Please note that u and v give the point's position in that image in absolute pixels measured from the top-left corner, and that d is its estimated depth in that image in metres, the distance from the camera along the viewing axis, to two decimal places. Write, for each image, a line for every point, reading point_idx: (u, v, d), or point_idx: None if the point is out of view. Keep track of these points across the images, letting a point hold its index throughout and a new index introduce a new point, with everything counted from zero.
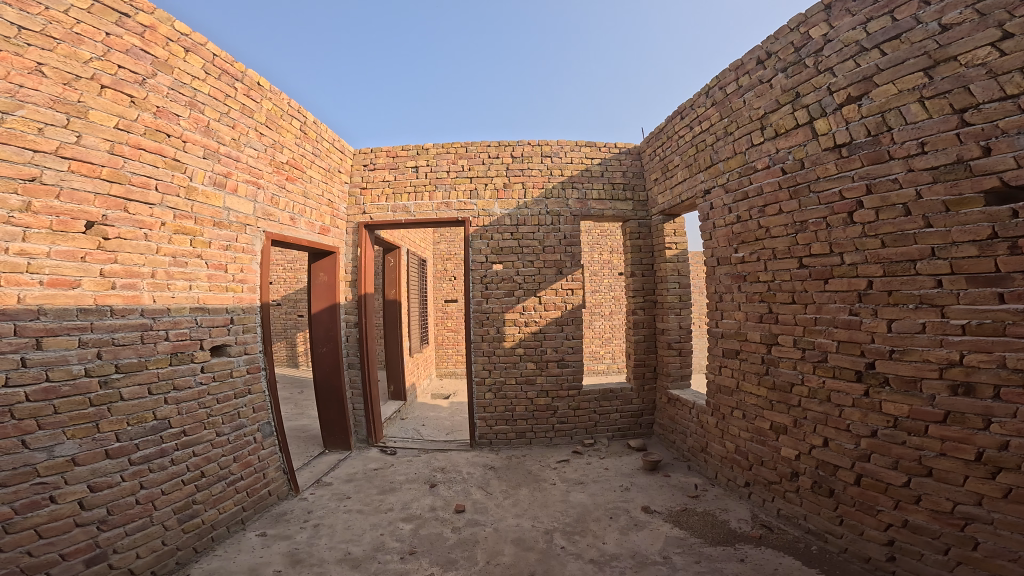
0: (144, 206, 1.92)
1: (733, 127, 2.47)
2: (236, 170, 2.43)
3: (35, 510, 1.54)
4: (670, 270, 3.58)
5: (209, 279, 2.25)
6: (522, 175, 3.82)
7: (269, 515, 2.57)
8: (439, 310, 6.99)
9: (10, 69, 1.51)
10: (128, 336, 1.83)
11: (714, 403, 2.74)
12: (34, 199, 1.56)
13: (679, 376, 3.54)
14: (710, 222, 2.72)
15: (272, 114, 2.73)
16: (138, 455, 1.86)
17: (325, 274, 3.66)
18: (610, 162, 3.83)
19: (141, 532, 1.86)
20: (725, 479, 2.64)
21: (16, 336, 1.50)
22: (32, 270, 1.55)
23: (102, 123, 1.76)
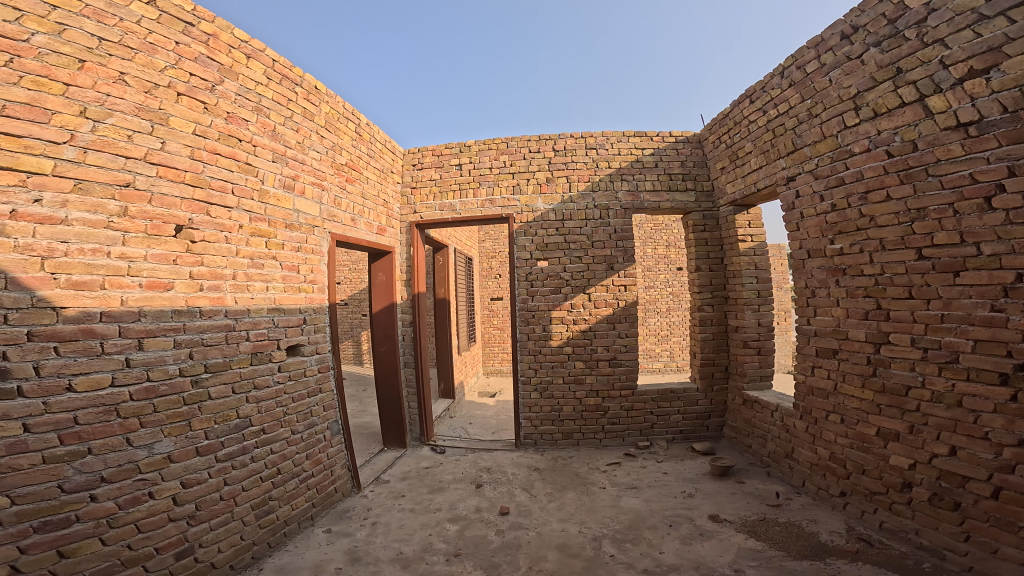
0: (222, 210, 1.96)
1: (819, 109, 2.30)
2: (302, 173, 2.47)
3: (137, 505, 1.60)
4: (745, 264, 3.39)
5: (284, 281, 2.29)
6: (566, 169, 3.73)
7: (334, 512, 2.60)
8: (485, 308, 7.02)
9: (96, 79, 1.55)
10: (215, 337, 1.89)
11: (805, 406, 2.56)
12: (130, 205, 1.62)
13: (756, 376, 3.35)
14: (797, 211, 2.55)
15: (330, 117, 2.76)
16: (223, 452, 1.91)
17: (383, 273, 3.71)
18: (665, 153, 3.67)
19: (223, 527, 1.91)
20: (815, 487, 2.47)
21: (120, 338, 1.56)
22: (132, 273, 1.61)
23: (182, 129, 1.81)
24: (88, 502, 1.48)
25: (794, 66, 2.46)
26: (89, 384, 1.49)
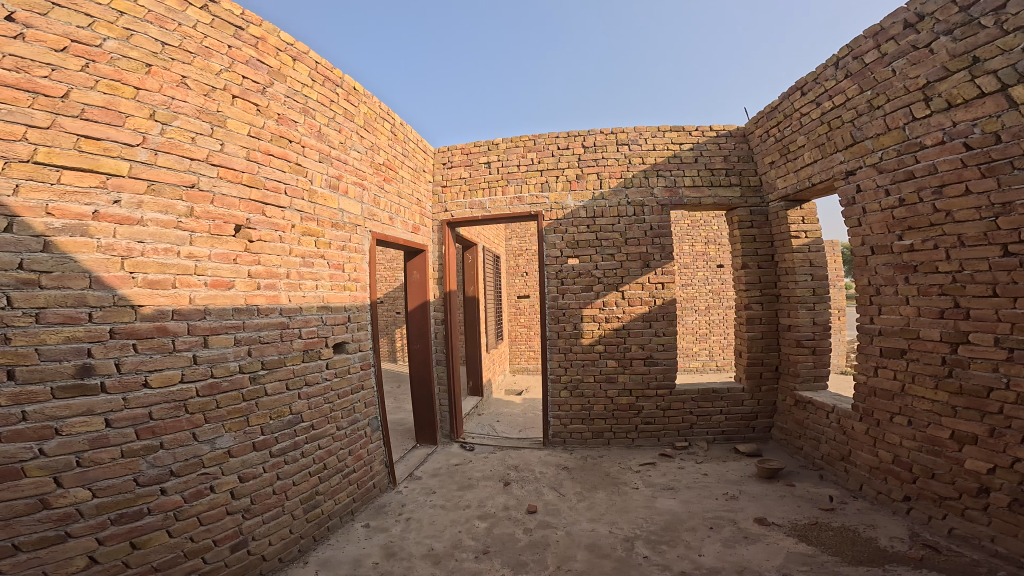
0: (276, 209, 2.07)
1: (881, 101, 2.24)
2: (346, 172, 2.53)
3: (199, 498, 1.67)
4: (799, 261, 3.30)
5: (330, 280, 2.37)
6: (596, 166, 3.68)
7: (372, 507, 2.64)
8: (512, 306, 7.06)
9: (162, 83, 1.63)
10: (270, 334, 1.98)
11: (865, 408, 2.50)
12: (195, 205, 1.72)
13: (809, 376, 3.27)
14: (857, 206, 2.48)
15: (368, 117, 2.81)
16: (276, 448, 1.99)
17: (418, 272, 3.75)
18: (705, 147, 3.61)
19: (274, 520, 1.96)
20: (875, 492, 2.41)
21: (189, 335, 1.67)
22: (198, 271, 1.72)
23: (238, 131, 1.89)
24: (158, 494, 1.56)
25: (849, 56, 2.40)
26: (162, 380, 1.59)
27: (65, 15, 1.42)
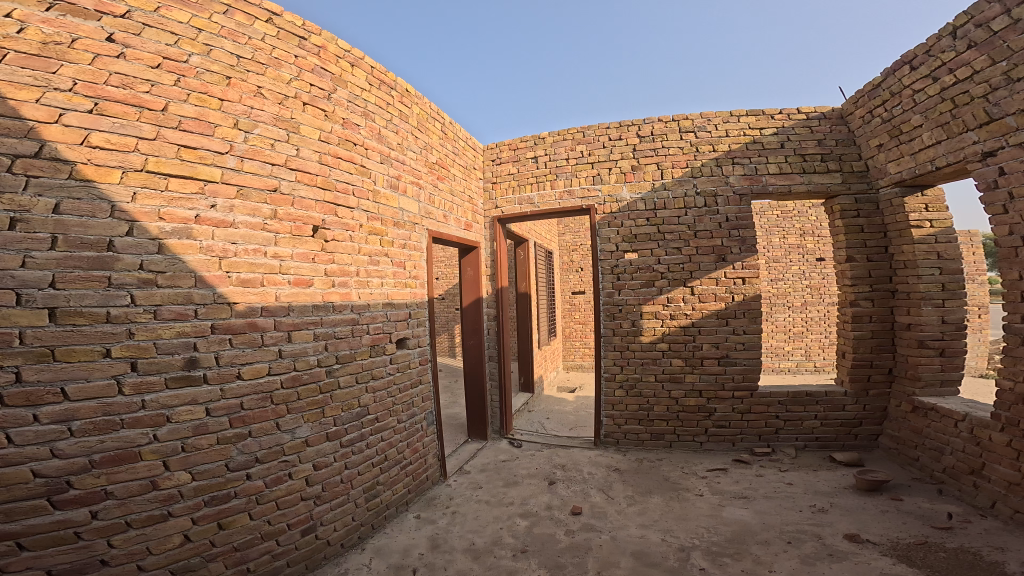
0: (346, 209, 2.90)
1: (1019, 74, 2.47)
2: (404, 173, 3.41)
3: (279, 484, 2.40)
4: (922, 253, 3.52)
5: (394, 274, 3.28)
6: (655, 156, 4.02)
7: (425, 498, 3.36)
8: (567, 302, 7.30)
9: (242, 93, 2.36)
10: (341, 328, 2.79)
11: (1009, 417, 2.75)
12: (278, 208, 2.48)
13: (935, 381, 3.47)
14: (1002, 188, 2.74)
15: (419, 117, 3.56)
16: (346, 439, 2.77)
17: (473, 268, 4.17)
18: (793, 130, 3.91)
19: (339, 507, 2.69)
20: (1009, 510, 2.65)
21: (275, 331, 2.43)
22: (284, 270, 2.50)
23: (309, 135, 2.66)
24: (246, 479, 2.28)
25: (972, 24, 2.67)
26: (252, 372, 2.32)
27: (154, 33, 2.07)
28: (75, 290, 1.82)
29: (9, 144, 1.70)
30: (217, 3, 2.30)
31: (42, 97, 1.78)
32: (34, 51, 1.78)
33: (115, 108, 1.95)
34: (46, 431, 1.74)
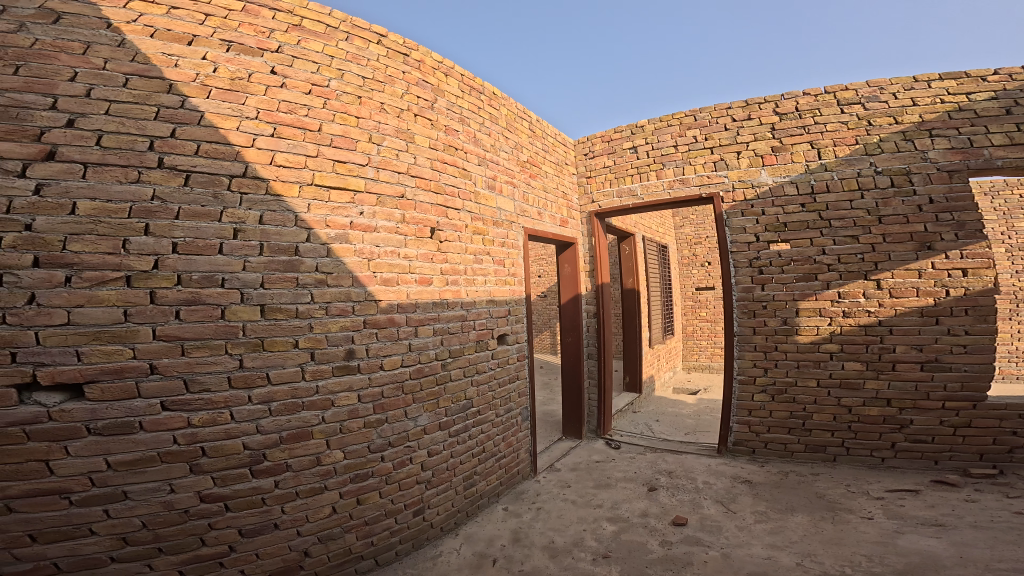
0: (454, 211, 3.45)
1: None
2: (498, 171, 3.93)
3: (402, 467, 2.93)
4: None
5: (497, 268, 3.83)
6: (803, 136, 3.93)
7: (514, 492, 3.77)
8: (691, 299, 8.34)
9: (371, 110, 2.97)
10: (451, 321, 3.33)
11: None
12: (406, 213, 3.08)
13: None
14: None
15: (509, 118, 4.14)
16: (453, 429, 3.27)
17: (568, 265, 4.85)
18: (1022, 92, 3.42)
19: (444, 496, 3.18)
20: None
21: (407, 327, 3.00)
22: (412, 270, 3.08)
23: (422, 144, 3.25)
24: (381, 461, 2.83)
25: None
26: (392, 363, 2.91)
27: (300, 63, 2.69)
28: (275, 290, 2.45)
29: (225, 166, 2.35)
30: (341, 33, 2.92)
31: (240, 125, 2.43)
32: (224, 87, 2.41)
33: (285, 129, 2.59)
34: (254, 410, 2.37)
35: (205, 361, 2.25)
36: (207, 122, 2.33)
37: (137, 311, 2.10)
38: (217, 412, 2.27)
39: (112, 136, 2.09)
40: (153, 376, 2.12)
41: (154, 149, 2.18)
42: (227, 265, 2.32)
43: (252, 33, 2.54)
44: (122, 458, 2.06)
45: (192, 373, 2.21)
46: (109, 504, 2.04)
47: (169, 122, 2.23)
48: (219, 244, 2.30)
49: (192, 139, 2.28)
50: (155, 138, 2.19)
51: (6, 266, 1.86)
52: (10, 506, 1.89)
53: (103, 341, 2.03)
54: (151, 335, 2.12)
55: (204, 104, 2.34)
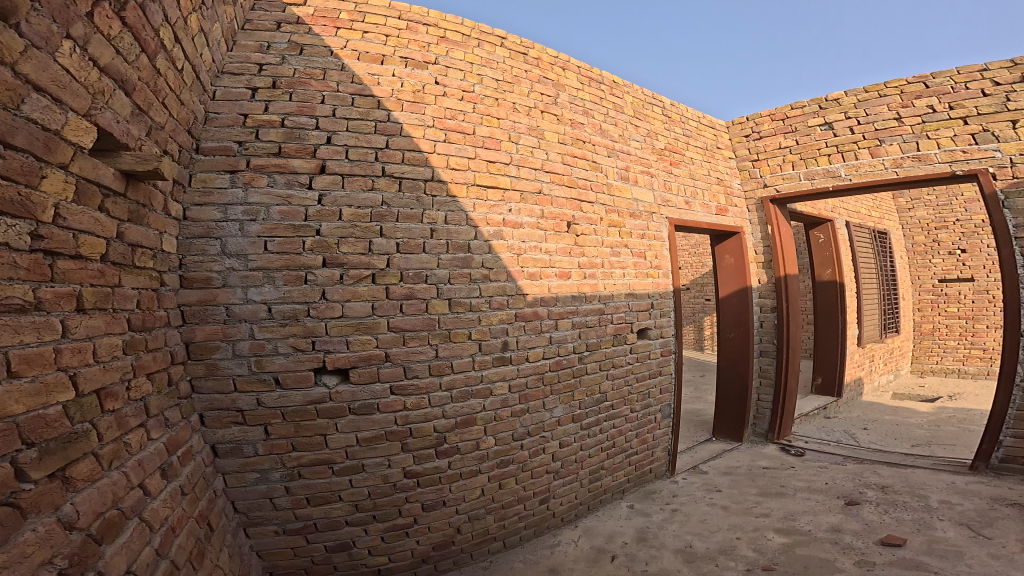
0: (588, 204, 3.83)
1: None
2: (631, 162, 4.21)
3: (535, 454, 3.56)
4: None
5: (634, 263, 4.10)
6: None
7: (642, 491, 4.19)
8: (939, 293, 9.00)
9: (509, 111, 3.56)
10: (591, 314, 3.80)
11: None
12: (545, 209, 3.57)
13: None
14: None
15: (630, 103, 4.42)
16: (585, 421, 3.80)
17: (728, 254, 5.13)
18: None
19: (567, 485, 3.74)
20: None
21: (550, 321, 3.56)
22: (555, 266, 3.59)
23: (548, 140, 3.70)
24: (519, 449, 3.48)
25: None
26: (535, 355, 3.51)
27: (452, 72, 3.39)
28: (457, 285, 3.16)
29: (421, 171, 3.10)
30: (473, 39, 3.56)
31: (425, 133, 3.16)
32: (411, 100, 3.17)
33: (453, 135, 3.27)
34: (443, 398, 3.15)
35: (416, 351, 3.05)
36: (404, 132, 3.09)
37: (379, 305, 2.92)
38: (421, 397, 3.08)
39: (353, 149, 2.92)
40: (386, 364, 2.96)
41: (378, 159, 2.99)
42: (429, 262, 3.07)
43: (417, 47, 3.31)
44: (367, 435, 2.95)
45: (409, 362, 3.02)
46: (354, 474, 2.94)
47: (384, 134, 3.03)
48: (423, 243, 3.06)
49: (398, 149, 3.05)
50: (377, 149, 2.99)
51: (308, 267, 2.77)
52: (301, 472, 2.84)
53: (360, 331, 2.88)
54: (387, 327, 2.95)
55: (403, 116, 3.11)
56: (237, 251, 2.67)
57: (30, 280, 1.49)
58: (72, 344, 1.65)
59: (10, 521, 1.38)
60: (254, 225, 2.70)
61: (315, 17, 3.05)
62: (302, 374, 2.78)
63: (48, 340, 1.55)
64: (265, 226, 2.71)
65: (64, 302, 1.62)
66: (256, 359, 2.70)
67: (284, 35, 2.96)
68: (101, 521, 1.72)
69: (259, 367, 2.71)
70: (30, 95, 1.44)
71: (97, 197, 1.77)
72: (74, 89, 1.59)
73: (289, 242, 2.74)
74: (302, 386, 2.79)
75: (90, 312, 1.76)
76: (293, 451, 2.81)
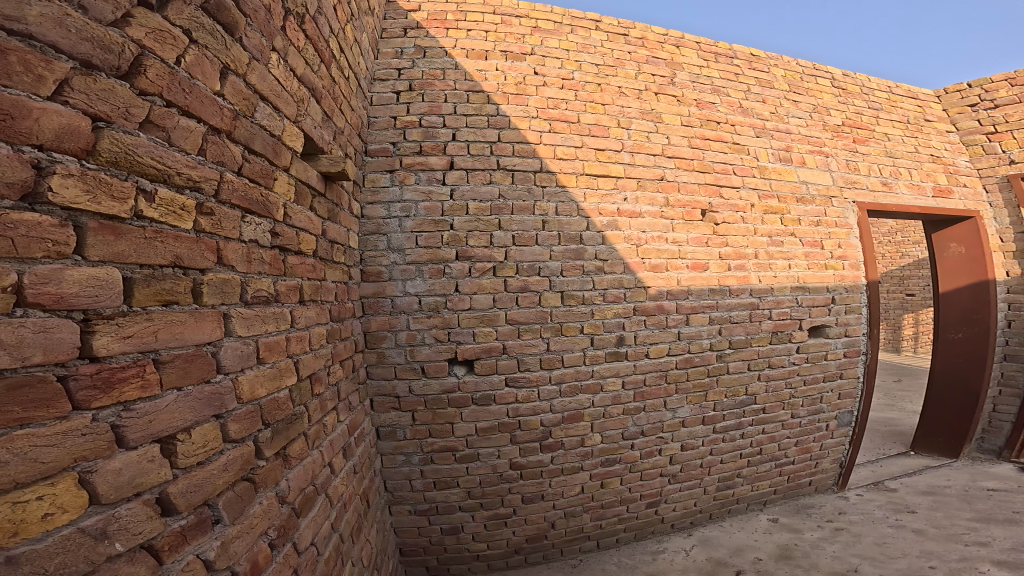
0: (729, 190, 4.35)
1: None
2: (793, 145, 4.68)
3: (650, 456, 4.21)
4: None
5: (806, 253, 4.61)
6: None
7: (789, 506, 4.81)
8: None
9: (615, 97, 4.18)
10: (739, 313, 4.33)
11: None
12: (670, 196, 4.15)
13: None
14: None
15: (787, 78, 4.95)
16: (721, 425, 4.40)
17: (954, 243, 5.63)
18: None
19: (689, 490, 4.42)
20: None
21: (678, 314, 4.13)
22: (683, 258, 4.14)
23: (650, 125, 4.21)
24: (629, 449, 4.15)
25: None
26: (656, 352, 4.09)
27: (549, 61, 4.11)
28: (569, 278, 3.86)
29: (529, 163, 3.85)
30: (565, 25, 4.27)
31: (530, 125, 3.90)
32: (514, 92, 3.93)
33: (556, 124, 3.97)
34: (550, 393, 3.89)
35: (528, 344, 3.81)
36: (512, 125, 3.87)
37: (499, 299, 3.74)
38: (530, 390, 3.85)
39: (473, 144, 3.78)
40: (503, 356, 3.77)
41: (493, 153, 3.81)
42: (542, 255, 3.81)
43: (513, 40, 4.08)
44: (483, 425, 3.80)
45: (522, 355, 3.80)
46: (470, 462, 3.82)
47: (495, 128, 3.84)
48: (535, 234, 3.81)
49: (508, 142, 3.84)
50: (491, 143, 3.81)
51: (445, 262, 3.67)
52: (432, 458, 3.78)
53: (483, 323, 3.73)
54: (505, 319, 3.76)
55: (510, 109, 3.89)
56: (398, 246, 3.65)
57: (271, 270, 2.35)
58: (295, 333, 2.57)
59: (248, 493, 2.07)
60: (408, 222, 3.67)
61: (429, 21, 3.99)
62: (439, 364, 3.70)
63: (283, 328, 2.45)
64: (415, 222, 3.67)
65: (291, 293, 2.56)
66: (409, 349, 3.66)
67: (410, 40, 3.93)
68: (301, 496, 2.52)
69: (412, 357, 3.67)
70: (260, 104, 2.24)
71: (307, 197, 2.77)
72: (285, 99, 2.45)
73: (431, 237, 3.67)
74: (439, 376, 3.71)
75: (305, 302, 2.71)
76: (429, 437, 3.75)
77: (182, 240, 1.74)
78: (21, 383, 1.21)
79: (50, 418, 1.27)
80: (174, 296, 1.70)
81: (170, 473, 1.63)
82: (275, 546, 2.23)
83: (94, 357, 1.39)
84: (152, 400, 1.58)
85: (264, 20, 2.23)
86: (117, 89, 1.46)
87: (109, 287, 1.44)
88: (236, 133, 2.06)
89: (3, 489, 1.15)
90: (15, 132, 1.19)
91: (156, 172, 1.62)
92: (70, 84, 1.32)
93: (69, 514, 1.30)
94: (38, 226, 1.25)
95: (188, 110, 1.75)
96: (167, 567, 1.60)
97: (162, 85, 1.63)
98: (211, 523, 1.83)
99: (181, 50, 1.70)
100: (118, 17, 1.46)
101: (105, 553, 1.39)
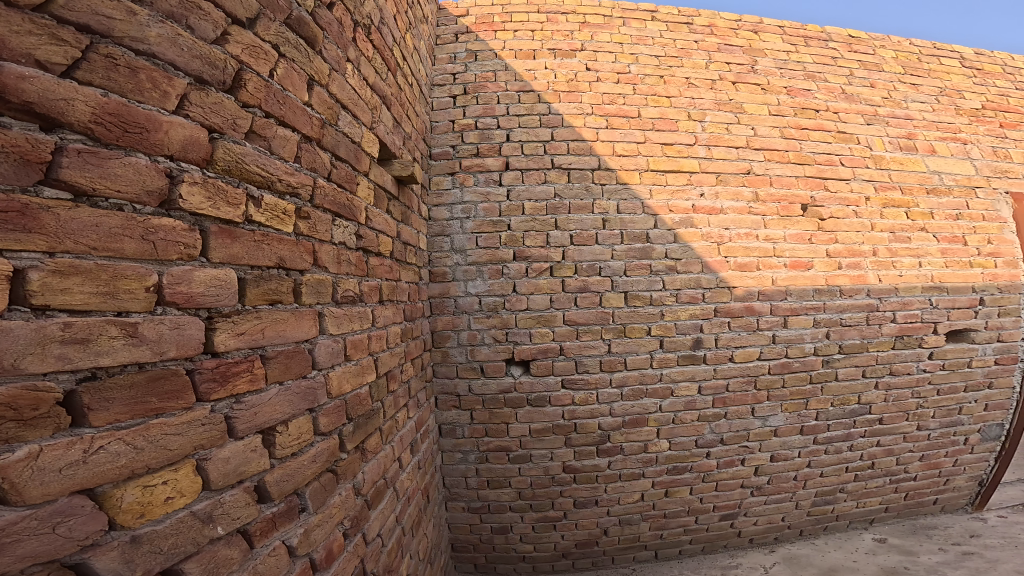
0: (834, 182, 4.07)
1: None
2: (914, 131, 4.35)
3: (730, 466, 4.02)
4: None
5: (943, 250, 4.22)
6: None
7: (894, 527, 4.51)
8: None
9: (680, 88, 4.01)
10: (854, 316, 4.04)
11: None
12: (758, 189, 3.94)
13: None
14: None
15: (901, 59, 4.58)
16: (823, 436, 4.15)
17: None
18: None
19: (776, 503, 4.20)
20: None
21: (771, 315, 3.90)
22: (777, 255, 3.91)
23: (725, 116, 4.01)
24: (703, 458, 3.97)
25: None
26: (740, 356, 3.89)
27: (602, 55, 3.99)
28: (634, 277, 3.74)
29: (587, 160, 3.77)
30: (617, 18, 4.13)
31: (585, 122, 3.81)
32: (566, 90, 3.85)
33: (614, 120, 3.86)
34: (611, 395, 3.78)
35: (588, 346, 3.72)
36: (565, 122, 3.79)
37: (556, 299, 3.67)
38: (589, 392, 3.75)
39: (527, 144, 3.74)
40: (561, 358, 3.70)
41: (547, 152, 3.75)
42: (603, 254, 3.71)
43: (562, 37, 3.99)
44: (538, 427, 3.75)
45: (580, 356, 3.71)
46: (523, 463, 3.78)
47: (548, 126, 3.77)
48: (595, 233, 3.72)
49: (563, 141, 3.77)
50: (544, 142, 3.75)
51: (503, 262, 3.65)
52: (488, 457, 3.77)
53: (540, 324, 3.67)
54: (563, 320, 3.69)
55: (562, 107, 3.82)
56: (461, 248, 3.67)
57: (356, 272, 2.40)
58: (375, 332, 2.62)
59: (330, 483, 2.10)
60: (469, 223, 3.68)
61: (478, 25, 3.98)
62: (498, 364, 3.68)
63: (364, 327, 2.49)
64: (475, 223, 3.68)
65: (372, 294, 2.61)
66: (470, 349, 3.67)
67: (461, 44, 3.94)
68: (373, 488, 2.54)
69: (473, 357, 3.67)
70: (341, 113, 2.27)
71: (383, 201, 2.82)
72: (361, 107, 2.48)
73: (490, 238, 3.67)
74: (498, 376, 3.69)
75: (383, 302, 2.76)
76: (486, 436, 3.74)
77: (284, 243, 1.79)
78: (159, 375, 1.26)
79: (180, 409, 1.32)
80: (278, 295, 1.75)
81: (268, 462, 1.67)
82: (348, 536, 2.24)
83: (215, 353, 1.44)
84: (258, 393, 1.63)
85: (338, 32, 2.23)
86: (225, 102, 1.50)
87: (228, 286, 1.50)
88: (324, 141, 2.10)
89: (136, 473, 1.20)
90: (151, 144, 1.25)
91: (261, 179, 1.67)
92: (189, 98, 1.36)
93: (186, 498, 1.34)
94: (173, 230, 1.30)
95: (283, 120, 1.80)
96: (258, 550, 1.61)
97: (260, 97, 1.66)
98: (297, 511, 1.85)
99: (272, 64, 1.73)
100: (218, 34, 1.47)
101: (209, 536, 1.41)
